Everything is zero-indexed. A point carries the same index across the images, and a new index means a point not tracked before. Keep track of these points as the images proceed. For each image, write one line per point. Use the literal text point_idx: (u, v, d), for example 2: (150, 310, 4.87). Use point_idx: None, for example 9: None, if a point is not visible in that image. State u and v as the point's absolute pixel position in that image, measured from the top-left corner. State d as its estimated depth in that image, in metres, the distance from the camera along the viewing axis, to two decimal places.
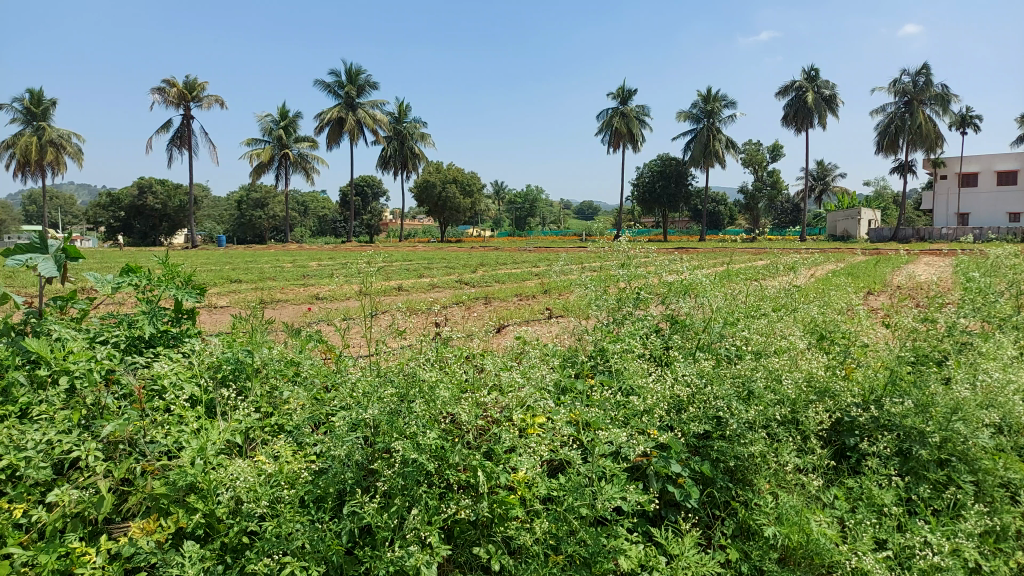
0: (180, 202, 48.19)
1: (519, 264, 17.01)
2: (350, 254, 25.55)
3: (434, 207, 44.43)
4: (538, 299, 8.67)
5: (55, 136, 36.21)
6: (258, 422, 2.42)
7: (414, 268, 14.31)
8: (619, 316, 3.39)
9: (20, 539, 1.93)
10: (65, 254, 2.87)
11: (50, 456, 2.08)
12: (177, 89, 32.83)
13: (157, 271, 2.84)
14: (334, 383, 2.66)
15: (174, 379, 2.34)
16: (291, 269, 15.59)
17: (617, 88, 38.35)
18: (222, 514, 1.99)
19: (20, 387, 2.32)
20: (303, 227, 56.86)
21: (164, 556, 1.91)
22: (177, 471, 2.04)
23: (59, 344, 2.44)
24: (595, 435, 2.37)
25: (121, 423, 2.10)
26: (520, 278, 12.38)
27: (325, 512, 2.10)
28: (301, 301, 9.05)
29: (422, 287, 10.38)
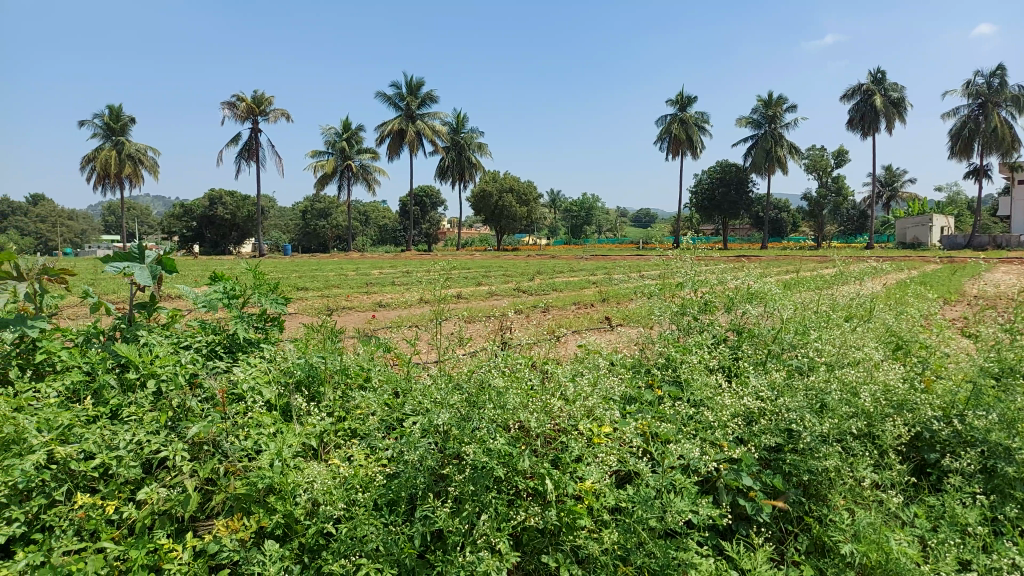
0: (249, 212, 49.98)
1: (575, 273, 16.98)
2: (410, 261, 25.97)
3: (490, 215, 44.77)
4: (596, 308, 8.62)
5: (134, 150, 38.01)
6: (331, 426, 2.48)
7: (472, 277, 14.45)
8: (685, 325, 3.35)
9: (113, 535, 2.04)
10: (160, 266, 3.03)
11: (139, 456, 2.18)
12: (246, 104, 34.12)
13: (248, 280, 3.02)
14: (402, 389, 2.71)
15: (253, 384, 2.43)
16: (354, 278, 15.97)
17: (676, 95, 38.00)
18: (300, 514, 2.05)
19: (110, 390, 2.46)
20: (364, 236, 58.06)
21: (246, 554, 1.98)
22: (257, 472, 2.12)
23: (147, 348, 2.57)
24: (664, 445, 2.35)
25: (205, 424, 2.19)
26: (578, 286, 12.35)
27: (398, 516, 2.13)
28: (365, 309, 9.25)
29: (481, 295, 10.48)
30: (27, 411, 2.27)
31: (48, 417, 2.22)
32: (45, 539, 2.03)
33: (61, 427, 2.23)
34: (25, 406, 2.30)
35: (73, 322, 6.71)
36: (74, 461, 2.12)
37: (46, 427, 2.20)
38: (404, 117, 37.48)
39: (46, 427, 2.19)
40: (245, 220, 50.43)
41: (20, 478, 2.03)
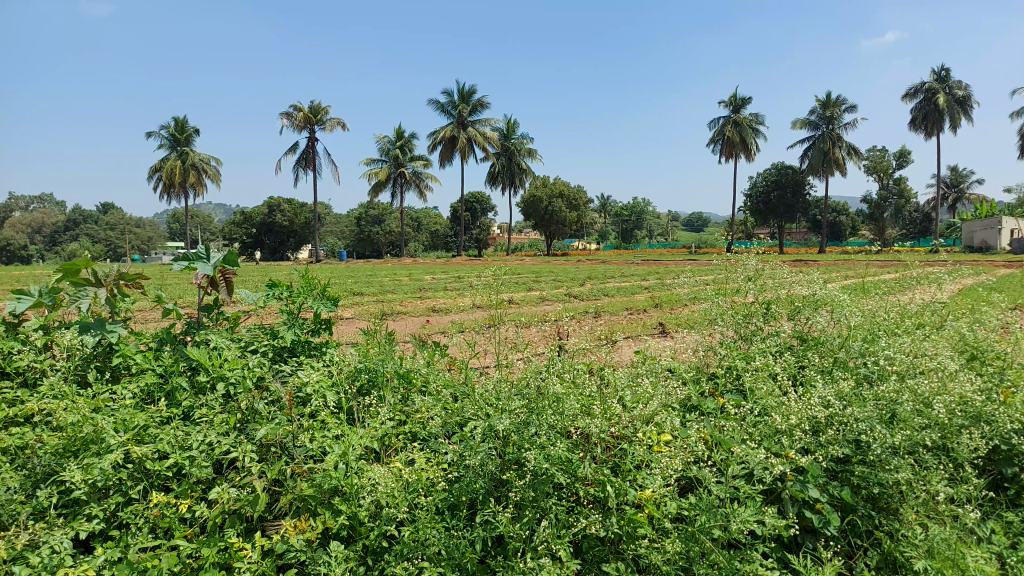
0: (306, 219, 51.22)
1: (627, 278, 16.85)
2: (462, 267, 26.20)
3: (541, 220, 44.43)
4: (649, 313, 8.53)
5: (198, 160, 39.41)
6: (392, 430, 2.52)
7: (523, 281, 14.48)
8: (747, 331, 3.29)
9: (186, 533, 2.10)
10: (223, 262, 3.17)
11: (210, 456, 2.25)
12: (304, 114, 35.01)
13: (299, 283, 3.05)
14: (462, 394, 2.72)
15: (318, 387, 2.49)
16: (408, 283, 16.21)
17: (730, 97, 37.39)
18: (364, 517, 2.08)
19: (183, 392, 2.56)
20: (415, 242, 58.81)
21: (312, 554, 2.02)
22: (323, 474, 2.17)
23: (216, 352, 2.66)
24: (728, 455, 2.30)
25: (272, 427, 2.25)
26: (631, 292, 12.26)
27: (459, 520, 2.14)
28: (419, 313, 9.36)
29: (533, 300, 10.49)
30: (104, 413, 2.38)
31: (125, 418, 2.32)
32: (122, 535, 2.10)
33: (137, 428, 2.32)
34: (103, 408, 2.41)
35: (145, 324, 6.98)
36: (149, 460, 2.19)
37: (123, 427, 2.30)
38: (456, 124, 37.84)
39: (123, 428, 2.29)
40: (301, 227, 51.70)
41: (100, 476, 2.13)
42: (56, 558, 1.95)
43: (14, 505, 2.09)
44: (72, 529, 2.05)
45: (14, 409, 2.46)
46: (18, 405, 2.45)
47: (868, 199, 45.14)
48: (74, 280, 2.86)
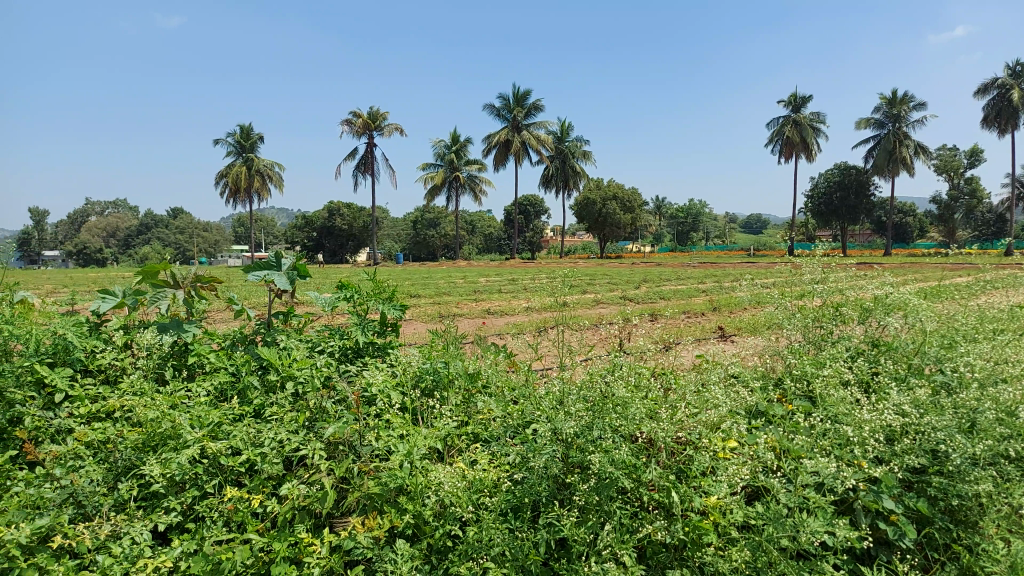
0: (364, 223, 52.25)
1: (684, 281, 16.61)
2: (516, 270, 26.29)
3: (594, 223, 44.72)
4: (708, 316, 8.40)
5: (263, 167, 40.67)
6: (455, 430, 2.54)
7: (579, 284, 14.44)
8: (815, 336, 3.21)
9: (257, 527, 2.16)
10: (295, 271, 3.24)
11: (281, 453, 2.31)
12: (363, 120, 35.75)
13: (368, 287, 3.12)
14: (523, 396, 2.74)
15: (383, 387, 2.54)
16: (462, 285, 16.34)
17: (790, 96, 36.53)
18: (429, 516, 2.11)
19: (254, 390, 2.65)
20: (469, 245, 59.29)
21: (379, 552, 2.05)
22: (389, 472, 2.20)
23: (286, 352, 2.75)
24: (798, 462, 2.24)
25: (340, 425, 2.31)
26: (688, 295, 12.08)
27: (523, 522, 2.14)
28: (476, 315, 9.44)
29: (589, 302, 10.45)
30: (180, 408, 2.47)
31: (200, 415, 2.41)
32: (198, 528, 2.18)
33: (211, 424, 2.40)
34: (179, 404, 2.50)
35: (219, 325, 7.27)
36: (224, 456, 2.27)
37: (198, 423, 2.38)
38: (510, 128, 38.03)
39: (198, 424, 2.38)
40: (359, 231, 52.78)
41: (177, 470, 2.21)
42: (137, 548, 2.04)
43: (98, 496, 2.19)
44: (151, 521, 2.13)
45: (96, 404, 2.57)
46: (100, 401, 2.56)
47: (937, 199, 43.38)
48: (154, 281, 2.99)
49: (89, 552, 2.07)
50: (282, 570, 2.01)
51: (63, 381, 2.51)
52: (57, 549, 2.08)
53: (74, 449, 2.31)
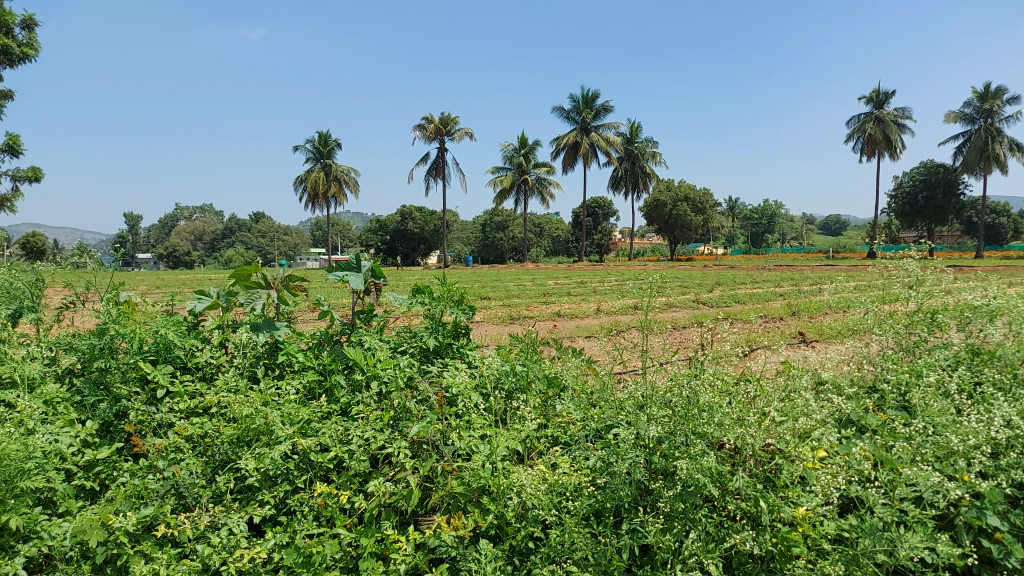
0: (435, 226, 53.20)
1: (760, 284, 16.19)
2: (585, 272, 26.16)
3: (664, 224, 44.04)
4: (786, 321, 8.15)
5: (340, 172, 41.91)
6: (535, 432, 2.55)
7: (651, 288, 14.32)
8: (907, 342, 3.07)
9: (345, 522, 2.22)
10: (371, 272, 3.34)
11: (367, 450, 2.37)
12: (435, 125, 36.42)
13: (439, 291, 3.16)
14: (601, 400, 2.73)
15: (464, 388, 2.59)
16: (532, 287, 16.37)
17: (872, 92, 35.13)
18: (511, 516, 2.13)
19: (341, 389, 2.76)
20: (538, 247, 59.43)
21: (463, 551, 2.07)
22: (471, 472, 2.23)
23: (370, 352, 2.86)
24: (894, 474, 2.15)
25: (424, 425, 2.36)
26: (764, 299, 11.71)
27: (606, 526, 2.12)
28: (547, 318, 9.46)
29: (662, 306, 10.32)
30: (272, 405, 2.57)
31: (290, 412, 2.51)
32: (289, 521, 2.26)
33: (301, 421, 2.50)
34: (270, 401, 2.60)
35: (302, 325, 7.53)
36: (314, 453, 2.36)
37: (289, 420, 2.48)
38: (579, 130, 37.94)
39: (289, 421, 2.47)
40: (430, 234, 53.72)
41: (271, 465, 2.30)
42: (234, 539, 2.12)
43: (197, 488, 2.28)
44: (247, 513, 2.21)
45: (194, 399, 2.70)
46: (197, 397, 2.68)
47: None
48: (245, 282, 3.15)
49: (189, 541, 2.17)
50: (369, 565, 2.07)
51: (164, 378, 2.65)
52: (161, 537, 2.20)
53: (175, 442, 2.44)
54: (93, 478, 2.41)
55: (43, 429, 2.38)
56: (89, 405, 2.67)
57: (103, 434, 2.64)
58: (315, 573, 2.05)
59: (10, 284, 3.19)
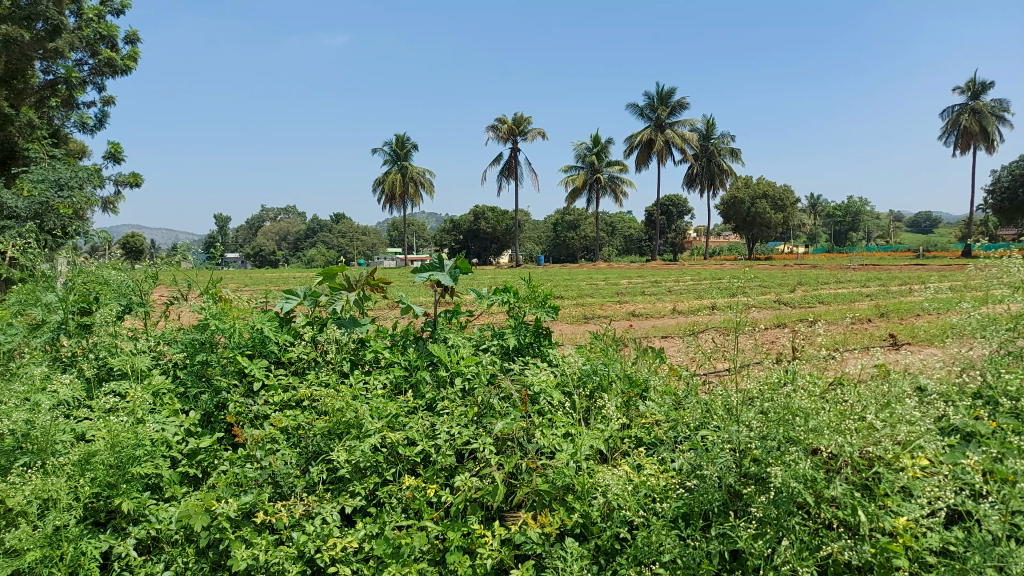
0: (507, 225, 53.61)
1: (845, 283, 15.53)
2: (660, 272, 25.79)
3: (741, 223, 42.87)
4: (876, 323, 7.81)
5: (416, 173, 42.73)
6: (619, 432, 2.52)
7: (728, 287, 14.00)
8: (1017, 349, 2.88)
9: (432, 516, 2.27)
10: (457, 270, 3.37)
11: (453, 446, 2.42)
12: (508, 125, 36.65)
13: (523, 290, 3.15)
14: (685, 401, 2.69)
15: (548, 386, 2.61)
16: (605, 287, 16.16)
17: (968, 83, 33.22)
18: (597, 516, 2.12)
19: (426, 384, 2.84)
20: (610, 246, 58.98)
21: (548, 548, 2.08)
22: (556, 471, 2.23)
23: (454, 349, 2.93)
24: (1007, 486, 2.02)
25: (508, 422, 2.39)
26: (851, 299, 11.24)
27: (694, 530, 2.08)
28: (622, 317, 9.39)
29: (740, 306, 10.08)
30: (360, 399, 2.65)
31: (378, 406, 2.60)
32: (379, 513, 2.33)
33: (389, 416, 2.59)
34: (359, 395, 2.68)
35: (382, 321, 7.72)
36: (402, 446, 2.42)
37: (377, 414, 2.56)
38: (653, 128, 37.40)
39: (378, 414, 2.55)
40: (503, 234, 54.14)
41: (361, 457, 2.38)
42: (327, 528, 2.20)
43: (292, 478, 2.38)
44: (339, 504, 2.29)
45: (287, 392, 2.81)
46: (290, 390, 2.78)
47: None
48: (332, 282, 3.27)
49: (285, 529, 2.26)
50: (456, 558, 2.10)
51: (260, 371, 2.77)
52: (259, 524, 2.30)
53: (271, 433, 2.53)
54: (195, 465, 2.54)
55: (152, 417, 2.52)
56: (192, 397, 2.81)
57: (205, 423, 2.78)
58: (404, 565, 2.10)
59: (120, 280, 3.40)
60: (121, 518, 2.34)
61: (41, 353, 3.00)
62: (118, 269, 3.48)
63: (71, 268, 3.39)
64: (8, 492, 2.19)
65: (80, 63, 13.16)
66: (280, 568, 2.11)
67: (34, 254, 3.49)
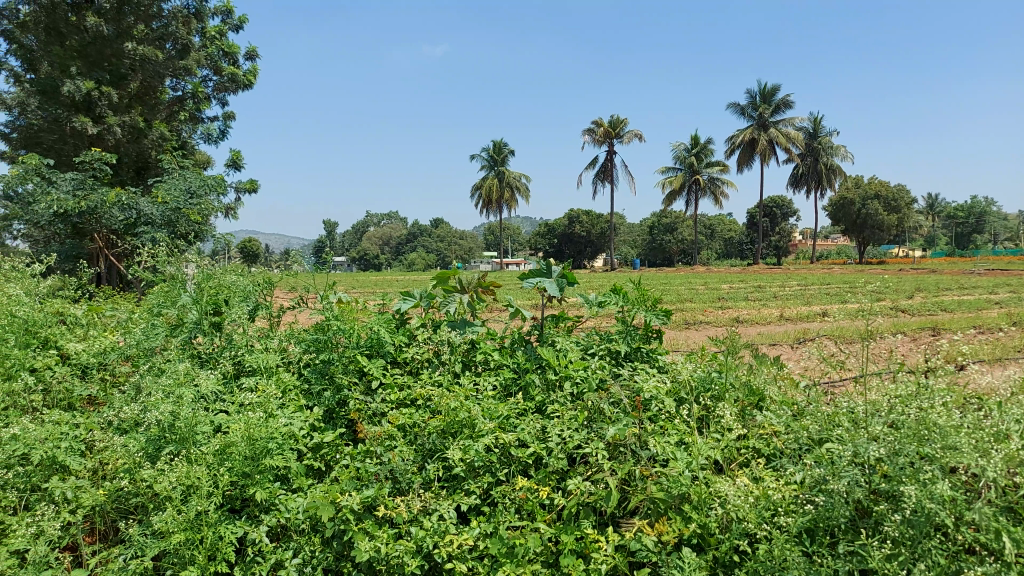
0: (603, 228, 53.36)
1: (971, 290, 14.48)
2: (762, 276, 24.90)
3: (852, 225, 40.79)
4: (1008, 332, 7.25)
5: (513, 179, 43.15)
6: (736, 442, 2.46)
7: (838, 294, 13.37)
8: None
9: (546, 517, 2.29)
10: (563, 278, 3.36)
11: (565, 449, 2.44)
12: (604, 128, 36.44)
13: (634, 295, 3.14)
14: (804, 412, 2.60)
15: (659, 392, 2.60)
16: (707, 292, 15.93)
17: None
18: (714, 527, 2.07)
19: (536, 387, 2.89)
20: (708, 250, 57.56)
21: (665, 557, 2.06)
22: (671, 479, 2.20)
23: (562, 353, 2.97)
24: None
25: (620, 427, 2.39)
26: (979, 306, 10.44)
27: (820, 547, 2.00)
28: (724, 323, 9.18)
29: (853, 313, 9.59)
30: (472, 400, 2.70)
31: (490, 408, 2.64)
32: (493, 512, 2.37)
33: (500, 417, 2.63)
34: (470, 396, 2.75)
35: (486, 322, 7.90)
36: (516, 449, 2.46)
37: (489, 415, 2.61)
38: (756, 126, 36.22)
39: (489, 415, 2.60)
40: (598, 237, 53.88)
41: (475, 456, 2.43)
42: (444, 525, 2.25)
43: (410, 474, 2.47)
44: (455, 501, 2.34)
45: (403, 391, 2.91)
46: (406, 389, 2.89)
47: None
48: (446, 286, 3.38)
49: (404, 523, 2.33)
50: (570, 561, 2.11)
51: (378, 370, 2.89)
52: (380, 517, 2.38)
53: (388, 431, 2.63)
54: (319, 458, 2.68)
55: (281, 412, 2.67)
56: (316, 393, 2.96)
57: (327, 419, 2.92)
58: (518, 565, 2.13)
59: (249, 284, 3.63)
60: (254, 506, 2.50)
61: (181, 350, 3.25)
62: (246, 273, 3.71)
63: (200, 271, 3.63)
64: (157, 478, 2.38)
65: (205, 79, 14.13)
66: (400, 561, 2.18)
67: (171, 257, 3.76)
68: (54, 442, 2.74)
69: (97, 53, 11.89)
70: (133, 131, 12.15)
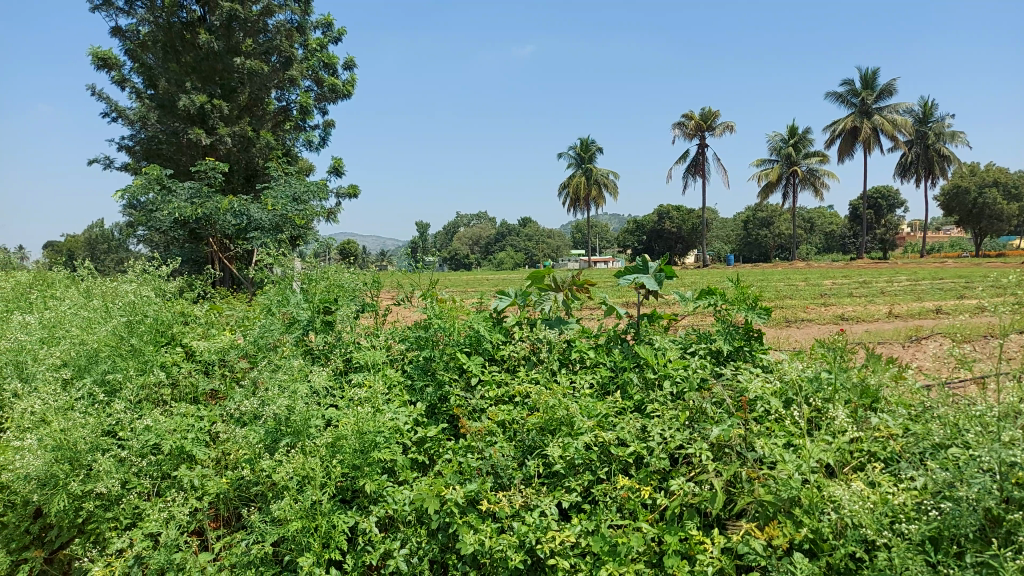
0: (694, 224, 52.11)
1: None
2: (866, 271, 23.73)
3: (967, 216, 38.04)
4: None
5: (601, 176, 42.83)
6: (850, 445, 2.36)
7: (953, 289, 12.57)
8: None
9: (648, 517, 2.27)
10: (663, 274, 3.31)
11: (666, 449, 2.41)
12: (695, 121, 35.53)
13: (732, 292, 3.06)
14: (923, 417, 2.47)
15: (764, 392, 2.54)
16: (807, 288, 15.34)
17: None
18: (828, 532, 2.00)
19: (634, 386, 2.88)
20: (807, 244, 55.19)
21: (775, 561, 2.00)
22: (781, 481, 2.13)
23: (660, 351, 2.94)
24: None
25: (724, 428, 2.35)
26: None
27: (944, 557, 1.89)
28: (828, 321, 8.82)
29: (971, 310, 9.00)
30: (570, 398, 2.71)
31: (588, 406, 2.66)
32: (594, 509, 2.38)
33: (599, 415, 2.64)
34: (568, 393, 2.77)
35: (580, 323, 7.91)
36: (616, 447, 2.45)
37: (588, 413, 2.62)
38: (858, 113, 34.46)
39: (588, 413, 2.62)
40: (689, 233, 52.67)
41: (576, 454, 2.44)
42: (546, 521, 2.27)
43: (511, 469, 2.51)
44: (556, 498, 2.36)
45: (500, 388, 2.97)
46: (504, 386, 2.95)
47: None
48: (540, 284, 3.46)
49: (507, 518, 2.37)
50: (674, 562, 2.08)
51: (477, 367, 2.95)
52: (483, 511, 2.43)
53: (489, 427, 2.68)
54: (423, 452, 2.78)
55: (387, 407, 2.77)
56: (418, 389, 3.07)
57: (429, 414, 3.02)
58: (621, 563, 2.12)
59: (354, 285, 3.79)
60: (364, 497, 2.61)
61: (294, 347, 3.43)
62: (351, 273, 3.87)
63: (308, 271, 3.82)
64: (275, 469, 2.51)
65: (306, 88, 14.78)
66: (504, 555, 2.22)
67: (282, 259, 3.97)
68: (180, 433, 2.94)
69: (210, 69, 12.67)
70: (242, 141, 12.87)
